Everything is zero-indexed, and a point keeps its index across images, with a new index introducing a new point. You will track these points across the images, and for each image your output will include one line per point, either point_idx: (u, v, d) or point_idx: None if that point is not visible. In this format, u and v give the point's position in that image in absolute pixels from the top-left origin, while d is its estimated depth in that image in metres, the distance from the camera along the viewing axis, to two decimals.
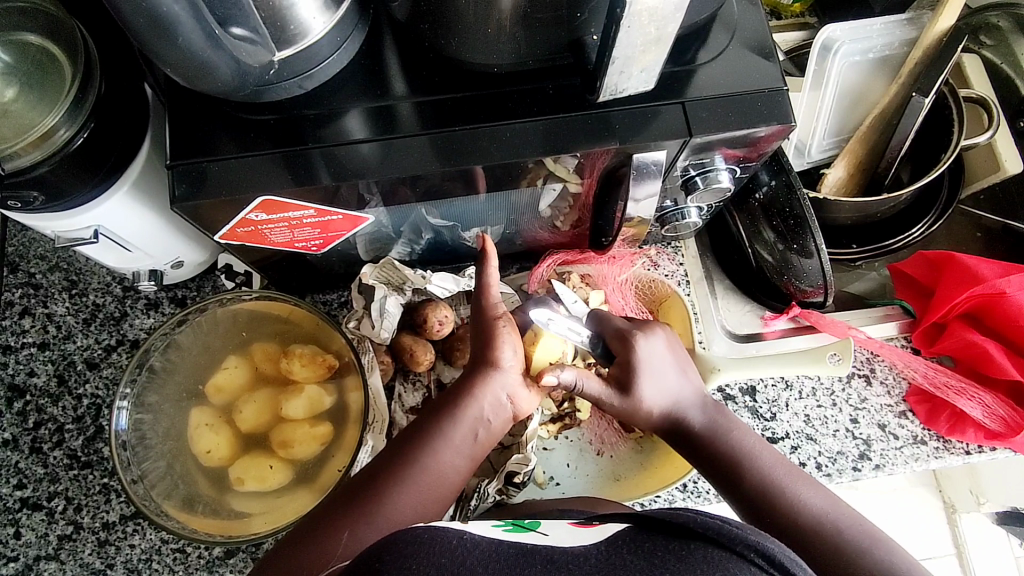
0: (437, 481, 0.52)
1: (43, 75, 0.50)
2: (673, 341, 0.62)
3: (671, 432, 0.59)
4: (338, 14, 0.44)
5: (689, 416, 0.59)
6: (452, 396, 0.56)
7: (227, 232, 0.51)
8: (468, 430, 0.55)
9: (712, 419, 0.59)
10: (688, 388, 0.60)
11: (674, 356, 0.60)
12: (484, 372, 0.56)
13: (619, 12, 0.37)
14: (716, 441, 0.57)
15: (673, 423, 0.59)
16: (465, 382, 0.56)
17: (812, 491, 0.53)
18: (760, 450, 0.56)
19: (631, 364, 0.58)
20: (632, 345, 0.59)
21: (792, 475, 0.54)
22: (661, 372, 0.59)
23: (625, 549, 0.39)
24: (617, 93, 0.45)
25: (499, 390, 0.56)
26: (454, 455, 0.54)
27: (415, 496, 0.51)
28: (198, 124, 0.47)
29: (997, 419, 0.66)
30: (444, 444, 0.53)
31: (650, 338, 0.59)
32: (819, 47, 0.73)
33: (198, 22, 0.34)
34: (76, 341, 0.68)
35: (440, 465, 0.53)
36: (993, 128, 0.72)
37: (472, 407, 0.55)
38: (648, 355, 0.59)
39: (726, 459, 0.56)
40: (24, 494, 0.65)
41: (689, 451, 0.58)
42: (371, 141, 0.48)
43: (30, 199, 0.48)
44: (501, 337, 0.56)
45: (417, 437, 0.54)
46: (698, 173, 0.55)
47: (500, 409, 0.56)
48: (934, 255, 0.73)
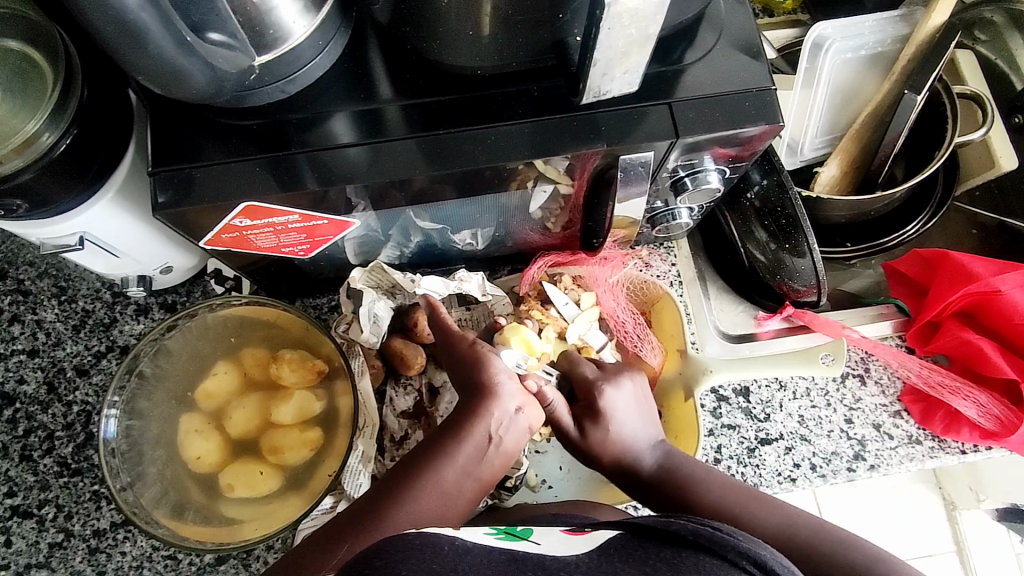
0: (442, 500, 0.51)
1: (24, 81, 0.49)
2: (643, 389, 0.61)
3: (626, 477, 0.58)
4: (320, 17, 0.44)
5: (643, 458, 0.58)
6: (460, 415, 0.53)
7: (212, 238, 0.51)
8: (477, 447, 0.52)
9: (664, 459, 0.58)
10: (645, 432, 0.59)
11: (639, 405, 0.60)
12: (485, 393, 0.52)
13: (599, 14, 0.37)
14: (668, 482, 0.56)
15: (624, 468, 0.58)
16: (469, 400, 0.53)
17: (763, 507, 0.53)
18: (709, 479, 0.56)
19: (596, 411, 0.58)
20: (599, 394, 0.59)
21: (746, 500, 0.54)
22: (628, 416, 0.59)
23: (616, 556, 0.39)
24: (601, 95, 0.44)
25: (507, 409, 0.52)
26: (460, 474, 0.51)
27: (421, 510, 0.50)
28: (181, 129, 0.47)
29: (992, 418, 0.66)
30: (449, 463, 0.51)
31: (620, 387, 0.59)
32: (810, 45, 0.73)
33: (167, 27, 0.34)
34: (66, 348, 0.68)
35: (445, 482, 0.51)
36: (988, 124, 0.71)
37: (480, 427, 0.52)
38: (615, 405, 0.58)
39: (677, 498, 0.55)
40: (14, 502, 0.65)
41: (643, 494, 0.57)
42: (357, 145, 0.47)
43: (13, 206, 0.48)
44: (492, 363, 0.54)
45: (420, 457, 0.52)
46: (688, 173, 0.54)
47: (512, 426, 0.53)
48: (927, 253, 0.72)
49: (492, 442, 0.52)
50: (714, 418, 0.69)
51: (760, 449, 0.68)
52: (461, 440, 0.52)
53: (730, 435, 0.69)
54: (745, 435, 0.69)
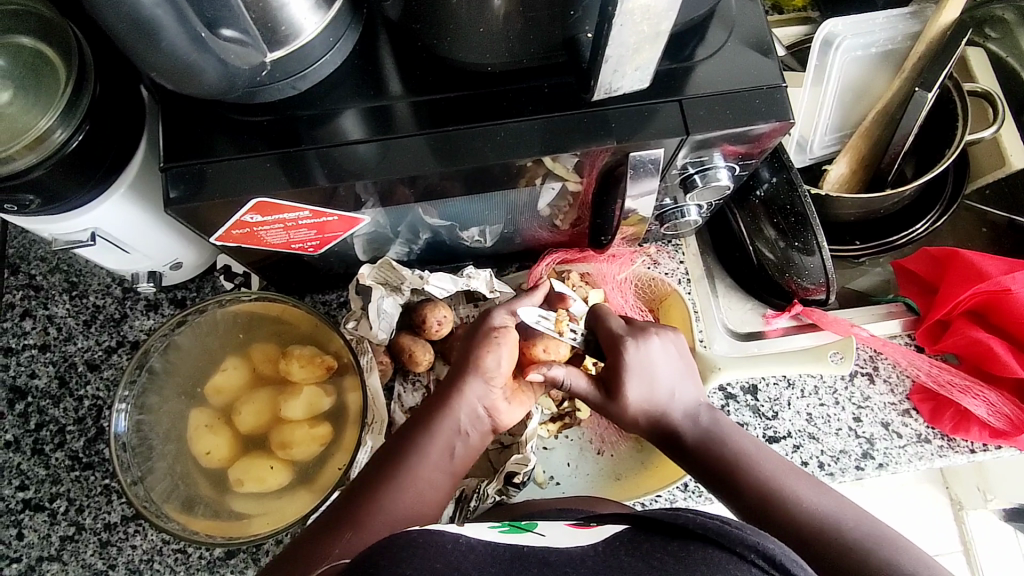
0: (418, 495, 0.52)
1: (37, 76, 0.49)
2: (679, 342, 0.61)
3: (662, 438, 0.59)
4: (331, 13, 0.44)
5: (680, 423, 0.58)
6: (430, 413, 0.56)
7: (223, 234, 0.51)
8: (447, 442, 0.55)
9: (703, 426, 0.58)
10: (679, 393, 0.59)
11: (672, 362, 0.59)
12: (460, 383, 0.56)
13: (611, 11, 0.37)
14: (710, 449, 0.56)
15: (663, 430, 0.59)
16: (443, 392, 0.57)
17: (813, 490, 0.52)
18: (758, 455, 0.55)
19: (619, 368, 0.58)
20: (622, 349, 0.58)
21: (791, 475, 0.54)
22: (653, 378, 0.58)
23: (622, 552, 0.39)
24: (612, 91, 0.45)
25: (475, 400, 0.56)
26: (433, 470, 0.54)
27: (405, 497, 0.52)
28: (193, 126, 0.47)
29: (1002, 417, 0.66)
30: (421, 460, 0.54)
31: (646, 345, 0.58)
32: (820, 42, 0.73)
33: (181, 25, 0.34)
34: (77, 343, 0.69)
35: (421, 475, 0.53)
36: (999, 122, 0.71)
37: (450, 419, 0.56)
38: (639, 360, 0.58)
39: (723, 467, 0.55)
40: (26, 495, 0.65)
41: (682, 459, 0.58)
42: (367, 142, 0.48)
43: (26, 202, 0.48)
44: (491, 347, 0.56)
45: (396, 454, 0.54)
46: (697, 171, 0.54)
47: (476, 421, 0.57)
48: (937, 251, 0.72)
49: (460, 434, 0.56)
50: (722, 415, 0.69)
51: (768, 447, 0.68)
52: (430, 434, 0.55)
53: None
54: (753, 433, 0.69)
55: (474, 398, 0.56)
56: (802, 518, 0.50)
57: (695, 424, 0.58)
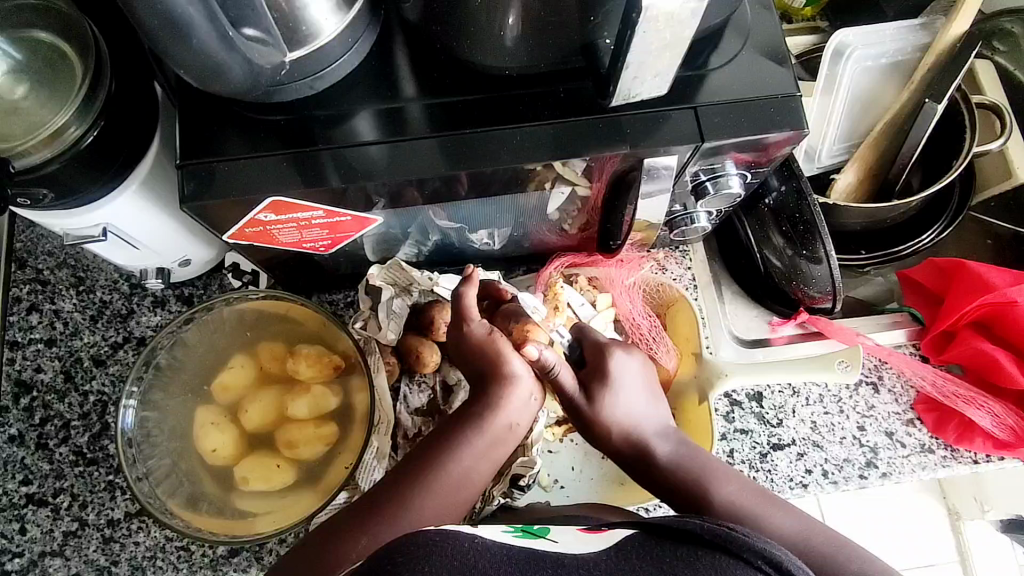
0: (457, 485, 0.51)
1: (54, 72, 0.50)
2: (649, 369, 0.60)
3: (633, 457, 0.57)
4: (350, 15, 0.44)
5: (652, 440, 0.57)
6: (477, 403, 0.54)
7: (235, 232, 0.51)
8: (493, 437, 0.53)
9: (677, 446, 0.57)
10: (654, 412, 0.58)
11: (646, 381, 0.59)
12: (505, 377, 0.53)
13: (635, 17, 0.37)
14: (679, 469, 0.56)
15: (637, 451, 0.57)
16: (486, 385, 0.54)
17: (782, 515, 0.52)
18: (727, 475, 0.55)
19: (603, 373, 0.57)
20: (608, 356, 0.58)
21: (758, 500, 0.53)
22: (634, 393, 0.58)
23: (633, 554, 0.39)
24: (630, 98, 0.45)
25: (522, 395, 0.54)
26: (476, 462, 0.52)
27: (443, 489, 0.51)
28: (208, 123, 0.47)
29: (1006, 428, 0.66)
30: (464, 452, 0.52)
31: (629, 355, 0.59)
32: (831, 52, 0.73)
33: (212, 23, 0.34)
34: (83, 338, 0.69)
35: (464, 468, 0.52)
36: (1007, 135, 0.71)
37: (499, 416, 0.53)
38: (622, 369, 0.58)
39: (690, 488, 0.54)
40: (30, 490, 0.65)
41: (650, 479, 0.57)
42: (380, 143, 0.48)
43: (39, 196, 0.48)
44: (507, 351, 0.54)
45: (430, 451, 0.52)
46: (709, 178, 0.55)
47: (525, 409, 0.55)
48: (944, 262, 0.73)
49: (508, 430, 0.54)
50: (727, 421, 0.69)
51: (772, 454, 0.69)
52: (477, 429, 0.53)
53: (742, 439, 0.69)
54: (758, 440, 0.69)
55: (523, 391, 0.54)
56: None
57: (666, 442, 0.57)
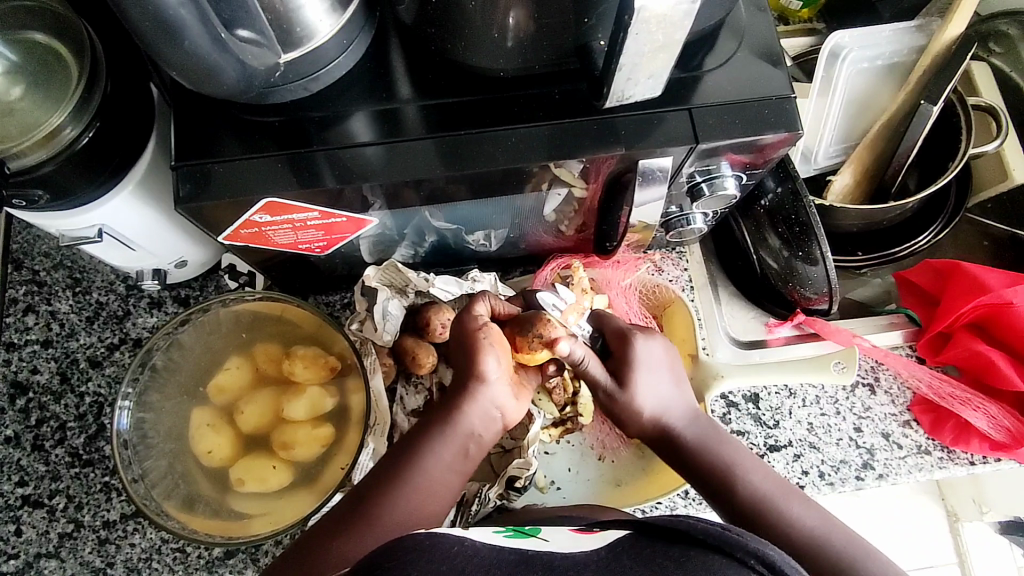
0: (431, 494, 0.53)
1: (49, 73, 0.49)
2: (672, 351, 0.60)
3: (660, 440, 0.58)
4: (345, 17, 0.44)
5: (679, 424, 0.58)
6: (442, 413, 0.54)
7: (231, 233, 0.51)
8: (460, 446, 0.54)
9: (704, 430, 0.58)
10: (679, 397, 0.59)
11: (671, 367, 0.59)
12: (470, 388, 0.53)
13: (627, 19, 0.37)
14: (707, 454, 0.56)
15: (664, 435, 0.58)
16: (454, 394, 0.54)
17: (804, 511, 0.53)
18: (754, 466, 0.56)
19: (629, 360, 0.57)
20: (631, 343, 0.58)
21: (783, 493, 0.54)
22: (660, 377, 0.58)
23: (624, 555, 0.39)
24: (624, 99, 0.45)
25: (487, 403, 0.54)
26: (447, 471, 0.53)
27: (411, 498, 0.52)
28: (203, 124, 0.47)
29: (1003, 430, 0.66)
30: (436, 459, 0.53)
31: (650, 340, 0.58)
32: (827, 54, 0.73)
33: (204, 24, 0.34)
34: (79, 339, 0.69)
35: (431, 477, 0.53)
36: (1002, 136, 0.71)
37: (463, 422, 0.53)
38: (647, 355, 0.58)
39: (716, 476, 0.55)
40: (25, 491, 0.65)
41: (678, 463, 0.58)
42: (375, 145, 0.48)
43: (35, 197, 0.48)
44: (484, 349, 0.53)
45: (403, 457, 0.53)
46: (705, 179, 0.55)
47: (492, 421, 0.55)
48: (940, 264, 0.73)
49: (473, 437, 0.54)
50: (723, 423, 0.69)
51: (768, 455, 0.69)
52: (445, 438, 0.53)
53: (739, 441, 0.69)
54: (754, 441, 0.69)
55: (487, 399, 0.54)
56: (785, 545, 0.51)
57: (693, 427, 0.58)
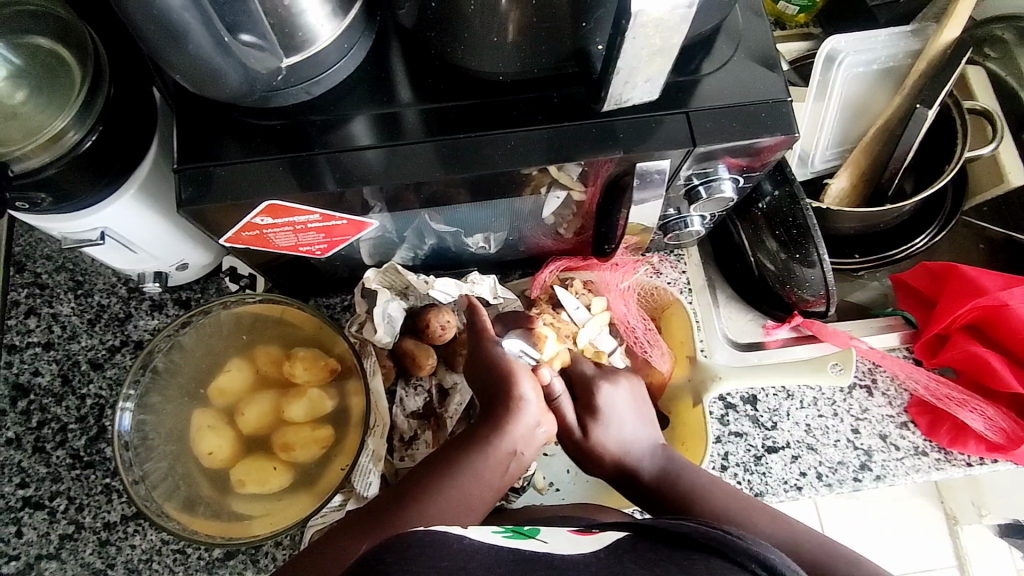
0: (464, 503, 0.52)
1: (52, 77, 0.50)
2: (639, 392, 0.63)
3: (623, 480, 0.60)
4: (346, 21, 0.45)
5: (639, 462, 0.59)
6: (486, 427, 0.55)
7: (233, 235, 0.51)
8: (500, 458, 0.54)
9: (666, 464, 0.59)
10: (643, 436, 0.61)
11: (636, 409, 0.62)
12: (512, 405, 0.55)
13: (625, 23, 0.37)
14: (667, 485, 0.58)
15: (624, 473, 0.60)
16: (496, 410, 0.55)
17: (775, 522, 0.53)
18: (717, 489, 0.57)
19: (593, 407, 0.61)
20: (595, 390, 0.61)
21: (752, 511, 0.54)
22: (624, 419, 0.61)
23: (626, 557, 0.40)
24: (622, 102, 0.45)
25: (529, 422, 0.55)
26: (482, 482, 0.53)
27: (448, 502, 0.52)
28: (205, 127, 0.48)
29: (999, 431, 0.67)
30: (472, 470, 0.53)
31: (617, 386, 0.62)
32: (823, 58, 0.74)
33: (208, 29, 0.35)
34: (80, 341, 0.69)
35: (468, 486, 0.53)
36: (998, 139, 0.72)
37: (505, 438, 0.54)
38: (610, 401, 0.61)
39: (677, 504, 0.56)
40: (26, 493, 0.65)
41: (639, 500, 0.59)
42: (376, 148, 0.48)
43: (38, 200, 0.49)
44: (515, 377, 0.56)
45: (439, 466, 0.54)
46: (702, 182, 0.55)
47: (530, 439, 0.56)
48: (937, 266, 0.73)
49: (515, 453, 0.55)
50: (721, 424, 0.70)
51: (766, 457, 0.69)
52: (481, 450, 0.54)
53: (737, 442, 0.69)
54: (752, 443, 0.69)
55: (523, 419, 0.55)
56: None
57: (654, 462, 0.59)
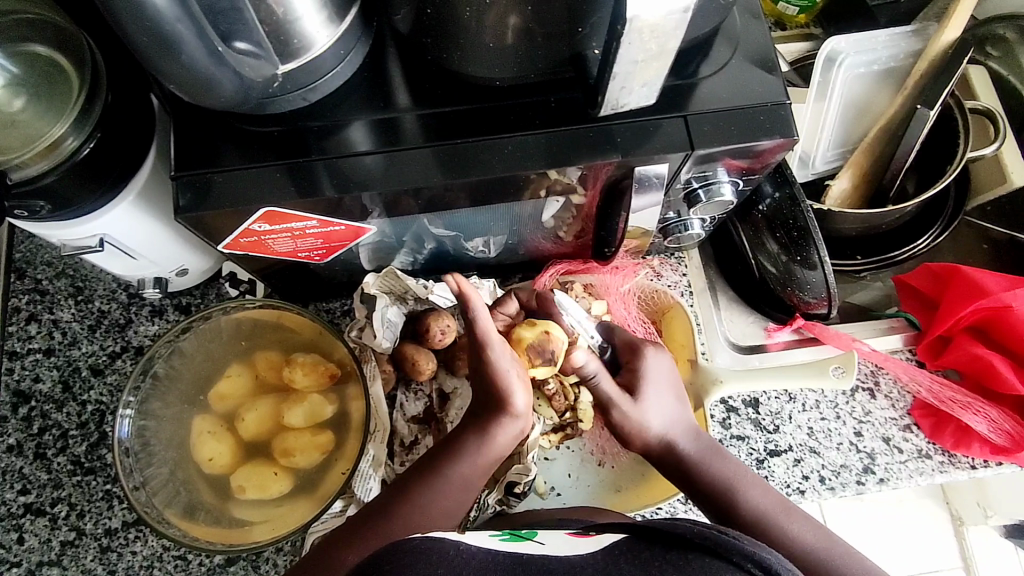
0: (451, 510, 0.53)
1: (50, 85, 0.50)
2: (679, 365, 0.64)
3: (662, 457, 0.59)
4: (342, 27, 0.44)
5: (680, 440, 0.59)
6: (471, 429, 0.55)
7: (230, 242, 0.51)
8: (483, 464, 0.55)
9: (704, 445, 0.59)
10: (682, 412, 0.60)
11: (677, 379, 0.62)
12: (497, 412, 0.55)
13: (620, 28, 0.37)
14: (707, 468, 0.57)
15: (666, 451, 0.59)
16: (480, 415, 0.56)
17: (797, 522, 0.53)
18: (749, 478, 0.57)
19: (638, 370, 0.61)
20: (640, 355, 0.62)
21: (777, 507, 0.54)
22: (664, 390, 0.61)
23: (622, 559, 0.39)
24: (619, 107, 0.45)
25: (514, 426, 0.55)
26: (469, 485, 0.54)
27: (438, 501, 0.53)
28: (202, 134, 0.48)
29: (1002, 433, 0.66)
30: (460, 474, 0.54)
31: (659, 354, 0.62)
32: (823, 59, 0.74)
33: (200, 39, 0.35)
34: (81, 347, 0.69)
35: (454, 487, 0.54)
36: (1000, 139, 0.71)
37: (488, 445, 0.55)
38: (654, 368, 0.61)
39: (717, 489, 0.56)
40: (28, 499, 0.65)
41: (679, 477, 0.58)
42: (374, 153, 0.48)
43: (36, 208, 0.49)
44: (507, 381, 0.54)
45: (429, 470, 0.54)
46: (701, 185, 0.55)
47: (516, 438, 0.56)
48: (939, 267, 0.73)
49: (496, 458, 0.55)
50: (723, 428, 0.69)
51: (769, 460, 0.69)
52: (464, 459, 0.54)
53: (739, 446, 0.69)
54: (755, 446, 0.69)
55: (508, 430, 0.55)
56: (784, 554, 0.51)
57: (695, 441, 0.59)
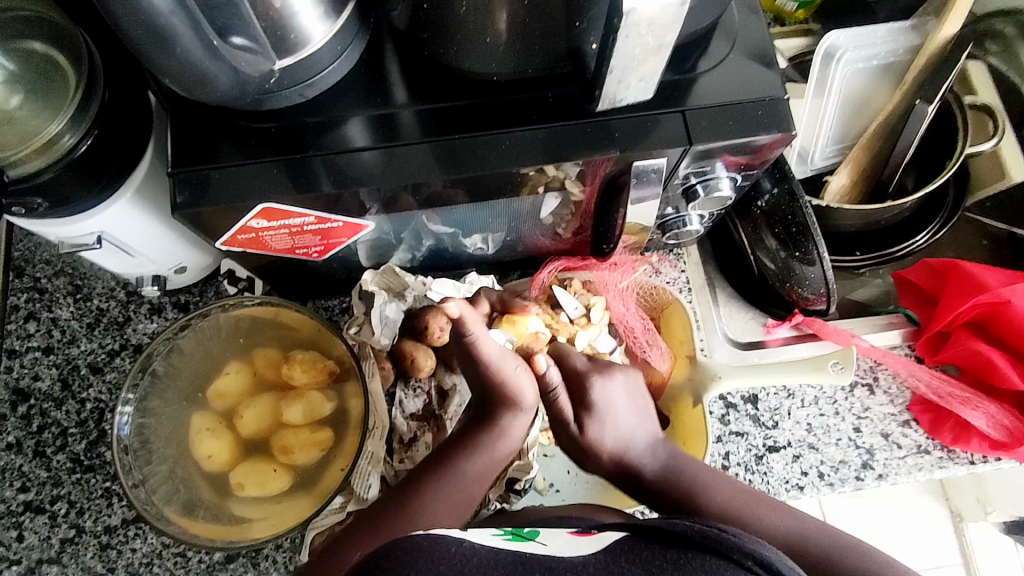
0: (463, 502, 0.54)
1: (48, 81, 0.50)
2: (633, 383, 0.63)
3: (622, 476, 0.60)
4: (339, 22, 0.44)
5: (639, 458, 0.60)
6: (480, 426, 0.58)
7: (228, 239, 0.51)
8: (493, 456, 0.57)
9: (666, 459, 0.60)
10: (640, 431, 0.61)
11: (631, 400, 0.62)
12: (506, 406, 0.58)
13: (617, 22, 0.37)
14: (669, 483, 0.58)
15: (625, 468, 0.60)
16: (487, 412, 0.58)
17: (777, 515, 0.54)
18: (715, 482, 0.58)
19: (588, 404, 0.60)
20: (589, 387, 0.61)
21: (749, 504, 0.55)
22: (620, 413, 0.61)
23: (624, 558, 0.39)
24: (616, 102, 0.45)
25: (522, 419, 0.59)
26: (477, 480, 0.56)
27: (449, 492, 0.54)
28: (200, 131, 0.48)
29: (1001, 429, 0.66)
30: (470, 469, 0.56)
31: (609, 380, 0.61)
32: (822, 55, 0.74)
33: (196, 33, 0.35)
34: (80, 345, 0.69)
35: (467, 482, 0.55)
36: (999, 135, 0.71)
37: (501, 440, 0.58)
38: (605, 397, 0.61)
39: (681, 498, 0.57)
40: (27, 497, 0.65)
41: (642, 494, 0.59)
42: (372, 149, 0.48)
43: (34, 205, 0.49)
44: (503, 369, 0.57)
45: (437, 467, 0.56)
46: (699, 181, 0.55)
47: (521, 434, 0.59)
48: (938, 263, 0.73)
49: (505, 450, 0.58)
50: (722, 424, 0.69)
51: (768, 456, 0.69)
52: (476, 452, 0.57)
53: (738, 442, 0.69)
54: (754, 442, 0.69)
55: (515, 428, 0.58)
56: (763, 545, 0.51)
57: (655, 456, 0.60)
